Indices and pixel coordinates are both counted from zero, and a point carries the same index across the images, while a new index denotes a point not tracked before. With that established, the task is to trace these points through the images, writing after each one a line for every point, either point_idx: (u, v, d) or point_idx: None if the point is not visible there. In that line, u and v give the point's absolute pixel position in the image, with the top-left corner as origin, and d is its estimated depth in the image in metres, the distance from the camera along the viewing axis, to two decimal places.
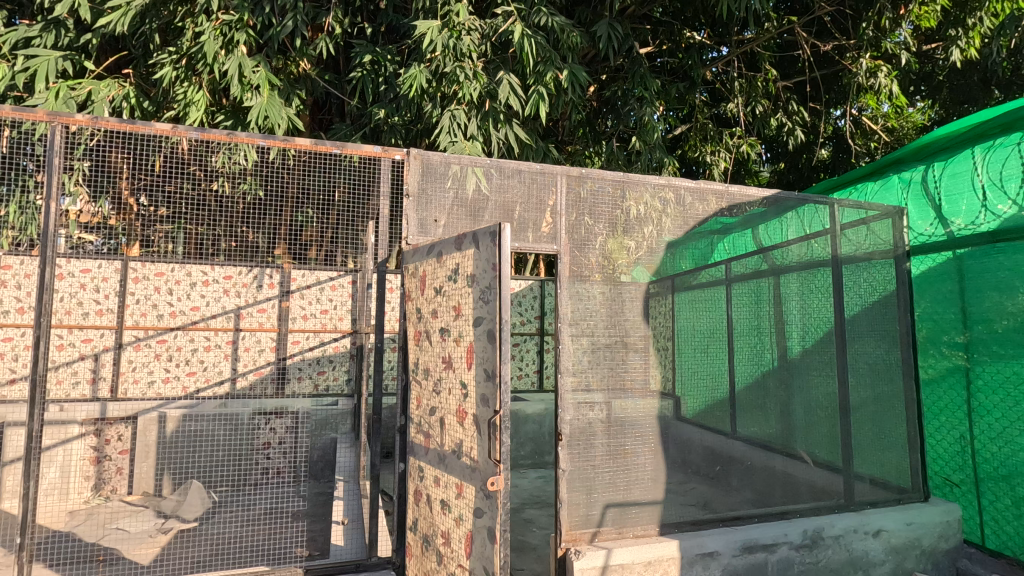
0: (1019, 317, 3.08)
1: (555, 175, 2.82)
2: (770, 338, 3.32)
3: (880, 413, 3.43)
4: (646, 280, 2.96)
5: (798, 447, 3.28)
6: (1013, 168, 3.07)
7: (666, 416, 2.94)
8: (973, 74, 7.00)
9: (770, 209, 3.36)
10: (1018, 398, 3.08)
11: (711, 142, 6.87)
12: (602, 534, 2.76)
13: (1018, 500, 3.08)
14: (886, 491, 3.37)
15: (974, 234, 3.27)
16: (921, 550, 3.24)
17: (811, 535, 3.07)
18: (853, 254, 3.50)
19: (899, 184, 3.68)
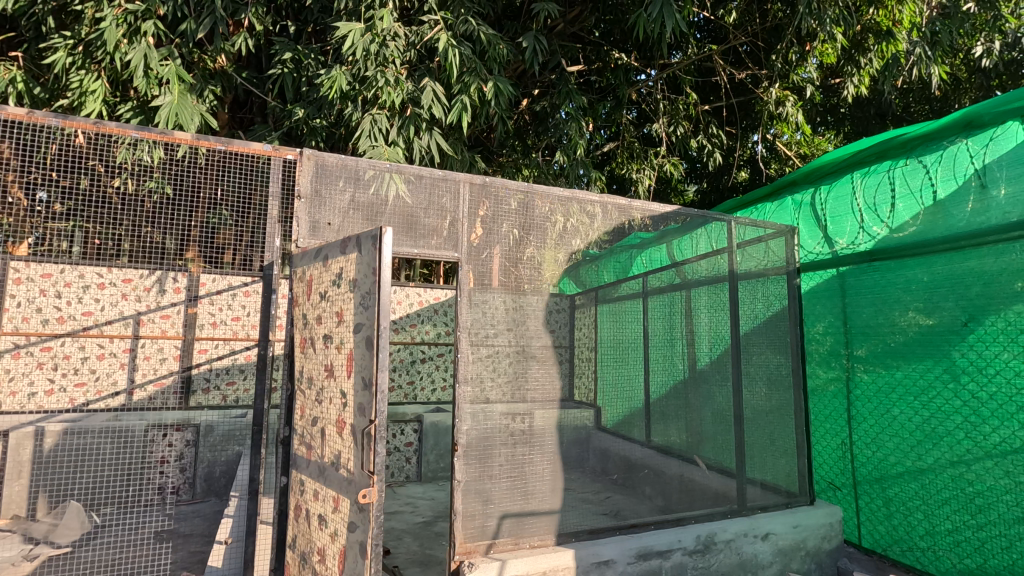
0: (890, 331, 3.33)
1: (456, 182, 2.82)
2: (679, 349, 3.46)
3: (772, 421, 3.61)
4: (573, 292, 3.09)
5: (696, 454, 3.41)
6: (885, 194, 3.34)
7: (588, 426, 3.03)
8: (870, 108, 7.67)
9: (681, 226, 3.50)
10: (888, 406, 3.32)
11: (636, 160, 7.10)
12: (498, 545, 2.73)
13: (888, 501, 3.31)
14: (776, 495, 3.53)
15: (855, 253, 3.51)
16: (806, 551, 3.40)
17: (704, 540, 3.16)
18: (750, 270, 3.68)
19: (792, 206, 3.92)
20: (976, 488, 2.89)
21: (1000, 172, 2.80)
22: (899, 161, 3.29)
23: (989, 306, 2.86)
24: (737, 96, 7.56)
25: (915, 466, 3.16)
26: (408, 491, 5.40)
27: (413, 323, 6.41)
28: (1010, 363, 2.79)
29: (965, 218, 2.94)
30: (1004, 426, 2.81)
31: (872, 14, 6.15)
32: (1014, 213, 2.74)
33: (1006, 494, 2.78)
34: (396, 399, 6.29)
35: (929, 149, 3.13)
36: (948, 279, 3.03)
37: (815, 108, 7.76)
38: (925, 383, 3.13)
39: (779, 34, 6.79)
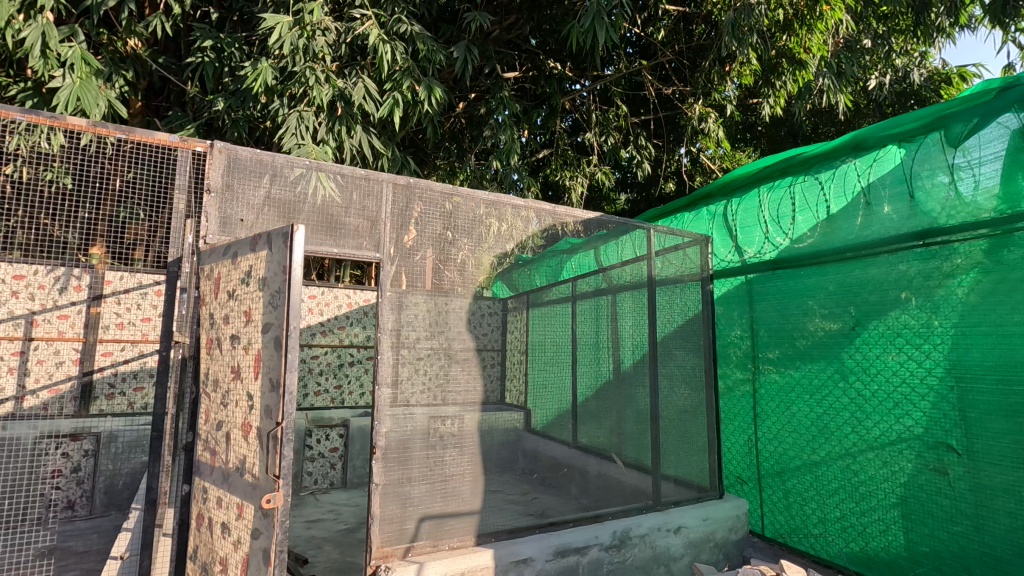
0: (790, 334, 3.58)
1: (380, 181, 2.79)
2: (604, 351, 3.60)
3: (687, 420, 3.80)
4: (505, 295, 3.18)
5: (613, 452, 3.53)
6: (787, 208, 3.60)
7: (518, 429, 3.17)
8: (783, 128, 8.26)
9: (609, 233, 3.63)
10: (789, 404, 3.58)
11: (570, 168, 7.26)
12: (416, 548, 2.71)
13: (786, 492, 3.57)
14: (688, 490, 3.71)
15: (761, 262, 3.77)
16: (715, 542, 3.58)
17: (619, 535, 3.26)
18: (669, 276, 3.86)
19: (707, 216, 4.16)
20: (860, 478, 3.16)
21: (883, 191, 3.08)
22: (798, 177, 3.55)
23: (872, 312, 3.13)
24: (664, 110, 7.88)
25: (811, 460, 3.42)
26: (332, 497, 5.26)
27: (342, 326, 6.25)
28: (890, 362, 3.04)
29: (853, 232, 3.22)
30: (882, 420, 3.07)
31: (786, 41, 6.58)
32: (893, 227, 3.02)
33: (884, 483, 3.04)
34: (322, 404, 6.08)
35: (824, 168, 3.39)
36: (839, 286, 3.30)
37: (735, 126, 8.24)
38: (819, 382, 3.40)
39: (703, 54, 7.18)
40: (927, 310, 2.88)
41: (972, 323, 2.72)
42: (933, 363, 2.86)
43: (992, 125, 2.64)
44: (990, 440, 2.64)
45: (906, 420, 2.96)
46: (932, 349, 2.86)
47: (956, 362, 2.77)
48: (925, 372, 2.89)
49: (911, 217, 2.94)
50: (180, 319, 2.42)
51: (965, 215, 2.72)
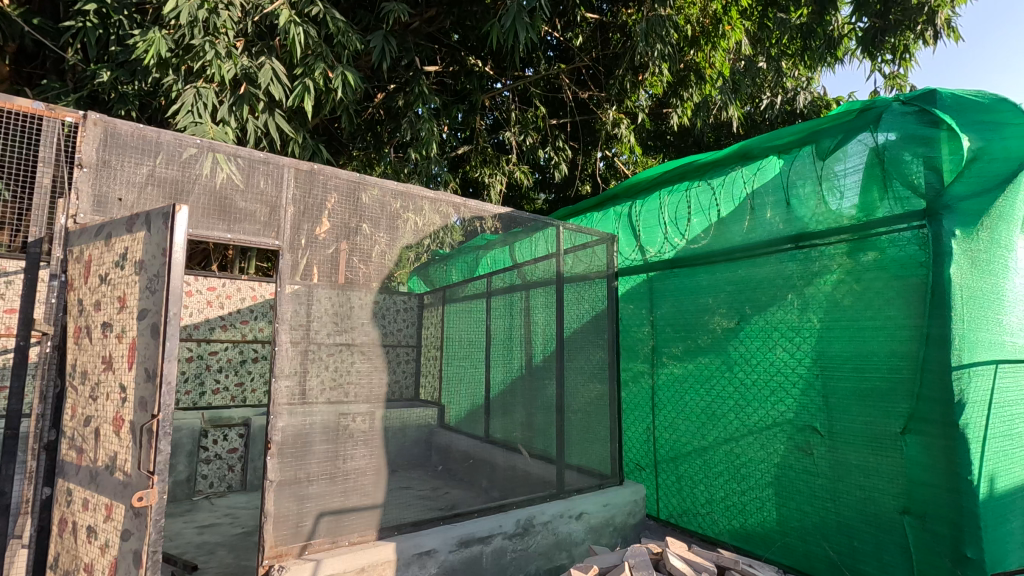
0: (685, 329, 3.83)
1: (280, 165, 2.67)
2: (517, 346, 3.68)
3: (590, 411, 3.97)
4: (421, 291, 3.25)
5: (520, 443, 3.61)
6: (684, 210, 3.86)
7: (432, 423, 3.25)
8: (689, 139, 8.78)
9: (523, 230, 3.74)
10: (682, 394, 3.83)
11: (489, 165, 7.29)
12: (313, 546, 2.64)
13: (679, 476, 3.83)
14: (591, 477, 3.86)
15: (661, 261, 4.01)
16: (614, 527, 3.73)
17: (523, 523, 3.32)
18: (576, 273, 3.99)
19: (614, 216, 4.37)
20: (741, 460, 3.44)
21: (765, 198, 3.37)
22: (694, 182, 3.82)
23: (753, 308, 3.42)
24: (581, 114, 8.11)
25: (700, 445, 3.68)
26: (228, 501, 4.96)
27: (245, 320, 5.91)
28: (768, 354, 3.33)
29: (740, 234, 3.50)
30: (761, 407, 3.36)
31: (692, 55, 6.99)
32: (773, 231, 3.32)
33: (761, 464, 3.32)
34: (220, 403, 5.70)
35: (716, 174, 3.66)
36: (727, 284, 3.57)
37: (647, 134, 8.64)
38: (709, 373, 3.66)
39: (617, 62, 7.47)
40: (799, 306, 3.18)
41: (835, 317, 3.01)
42: (802, 354, 3.16)
43: (853, 141, 2.95)
44: (848, 421, 2.94)
45: (780, 406, 3.25)
46: (803, 341, 3.16)
47: (821, 352, 3.07)
48: (796, 362, 3.19)
49: (787, 223, 3.24)
50: (47, 306, 2.18)
51: (830, 221, 3.04)
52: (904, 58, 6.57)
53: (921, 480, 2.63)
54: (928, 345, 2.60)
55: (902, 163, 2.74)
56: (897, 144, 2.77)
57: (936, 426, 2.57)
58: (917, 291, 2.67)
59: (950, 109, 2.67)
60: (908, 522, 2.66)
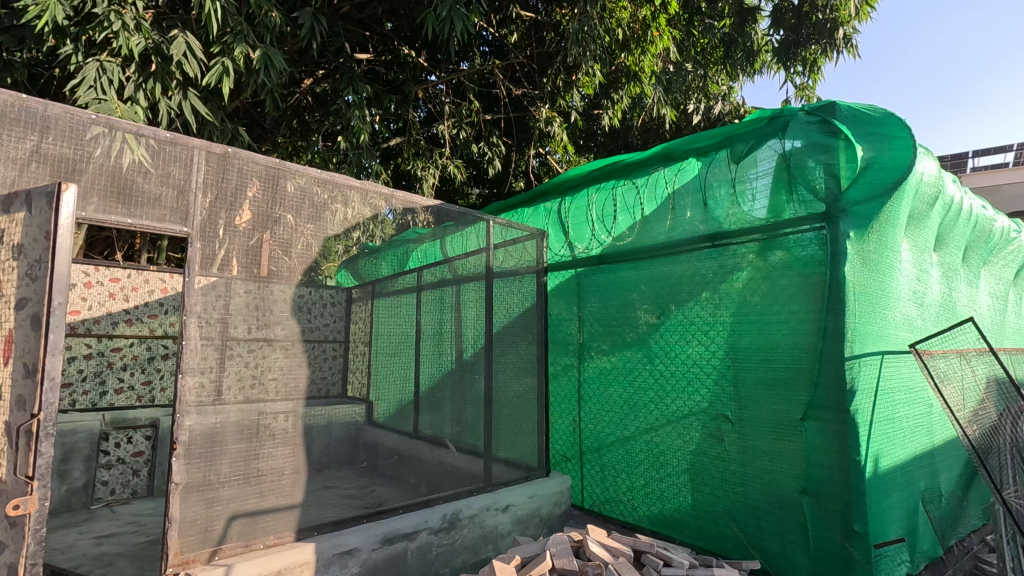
0: (610, 324, 3.96)
1: (189, 147, 2.50)
2: (447, 341, 3.66)
3: (518, 405, 4.01)
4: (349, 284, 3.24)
5: (447, 438, 3.58)
6: (610, 208, 3.99)
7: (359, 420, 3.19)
8: (618, 140, 9.04)
9: (455, 224, 3.73)
10: (606, 386, 3.96)
11: (422, 158, 7.15)
12: (224, 551, 2.51)
13: (603, 466, 3.97)
14: (518, 470, 3.90)
15: (588, 257, 4.12)
16: (540, 518, 3.78)
17: (449, 518, 3.29)
18: (504, 269, 4.00)
19: (544, 212, 4.45)
20: (660, 449, 3.59)
21: (685, 198, 3.53)
22: (620, 181, 3.95)
23: (673, 304, 3.57)
24: (514, 111, 8.14)
25: (623, 435, 3.83)
26: (132, 508, 4.61)
27: (154, 314, 5.50)
28: (685, 347, 3.50)
29: (661, 232, 3.64)
30: (678, 398, 3.52)
31: (623, 59, 7.19)
32: (691, 229, 3.48)
33: (678, 452, 3.49)
34: (125, 403, 5.28)
35: (640, 174, 3.80)
36: (649, 280, 3.71)
37: (579, 133, 8.79)
38: (631, 366, 3.80)
39: (550, 61, 7.58)
40: (713, 301, 3.35)
41: (746, 311, 3.19)
42: (716, 346, 3.33)
43: (764, 147, 3.15)
44: (755, 409, 3.12)
45: (695, 396, 3.42)
46: (717, 334, 3.33)
47: (733, 345, 3.25)
48: (709, 355, 3.37)
49: (704, 223, 3.41)
50: None
51: (742, 222, 3.23)
52: (814, 71, 7.05)
53: (817, 462, 2.83)
54: (825, 337, 2.82)
55: (806, 169, 2.95)
56: (802, 151, 2.97)
57: (831, 412, 2.79)
58: (816, 288, 2.89)
59: (847, 120, 2.86)
60: (806, 501, 2.87)
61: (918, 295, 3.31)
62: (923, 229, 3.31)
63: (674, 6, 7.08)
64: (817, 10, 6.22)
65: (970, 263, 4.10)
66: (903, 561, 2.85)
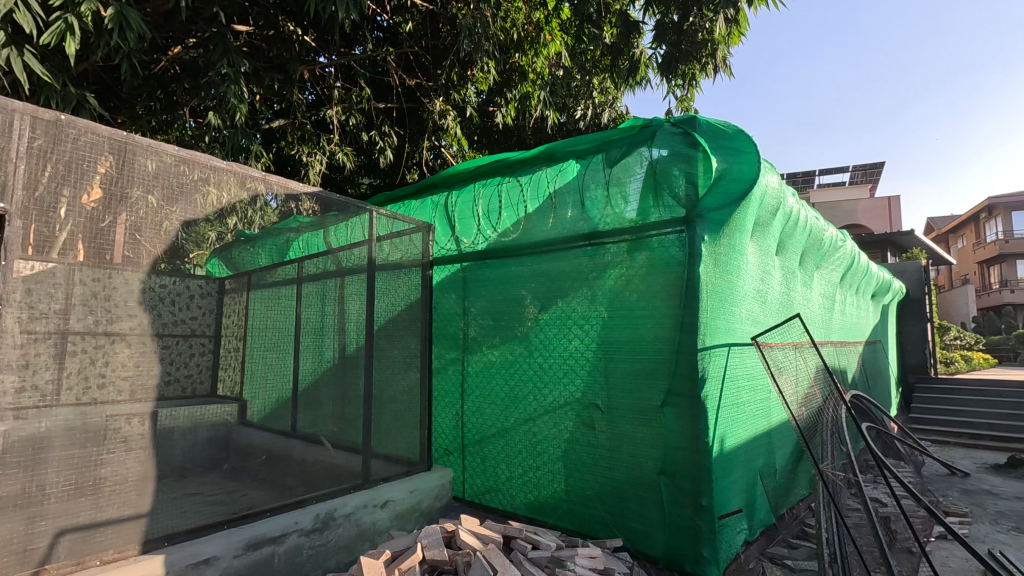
0: (494, 318, 4.05)
1: (9, 110, 2.17)
2: (329, 336, 3.53)
3: (400, 401, 3.95)
4: (223, 274, 3.03)
5: (323, 435, 3.44)
6: (495, 204, 4.06)
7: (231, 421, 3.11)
8: (511, 139, 9.19)
9: (339, 213, 3.58)
10: (489, 378, 4.05)
11: (308, 142, 6.72)
12: (49, 570, 2.22)
13: (483, 457, 4.06)
14: (398, 465, 3.85)
15: (474, 252, 4.18)
16: (420, 512, 3.77)
17: (323, 518, 3.14)
18: (387, 262, 3.90)
19: (431, 205, 4.46)
20: (537, 438, 3.73)
21: (565, 198, 3.69)
22: (504, 178, 4.03)
23: (552, 299, 3.72)
24: (407, 101, 7.99)
25: (504, 427, 3.93)
26: None
27: None
28: (562, 341, 3.67)
29: (542, 229, 3.78)
30: (554, 389, 3.68)
31: (517, 59, 7.33)
32: (569, 227, 3.65)
33: (553, 440, 3.64)
34: None
35: (524, 172, 3.91)
36: (531, 276, 3.83)
37: (473, 129, 8.80)
38: (513, 359, 3.91)
39: (445, 54, 7.49)
40: (589, 297, 3.54)
41: (617, 307, 3.41)
42: (589, 339, 3.53)
43: (635, 154, 3.37)
44: (622, 398, 3.34)
45: (570, 386, 3.60)
46: (591, 328, 3.53)
47: (605, 338, 3.45)
48: (583, 347, 3.56)
49: (582, 222, 3.59)
50: None
51: (615, 223, 3.44)
52: (691, 84, 7.68)
53: (674, 445, 3.10)
54: (682, 331, 3.09)
55: (670, 177, 3.20)
56: (668, 160, 3.21)
57: (685, 399, 3.07)
58: (676, 285, 3.16)
59: (706, 135, 3.11)
60: (664, 481, 3.13)
61: (761, 294, 3.74)
62: (766, 235, 3.74)
63: (565, 12, 7.30)
64: (697, 29, 6.63)
65: (805, 267, 4.70)
66: (741, 529, 3.21)
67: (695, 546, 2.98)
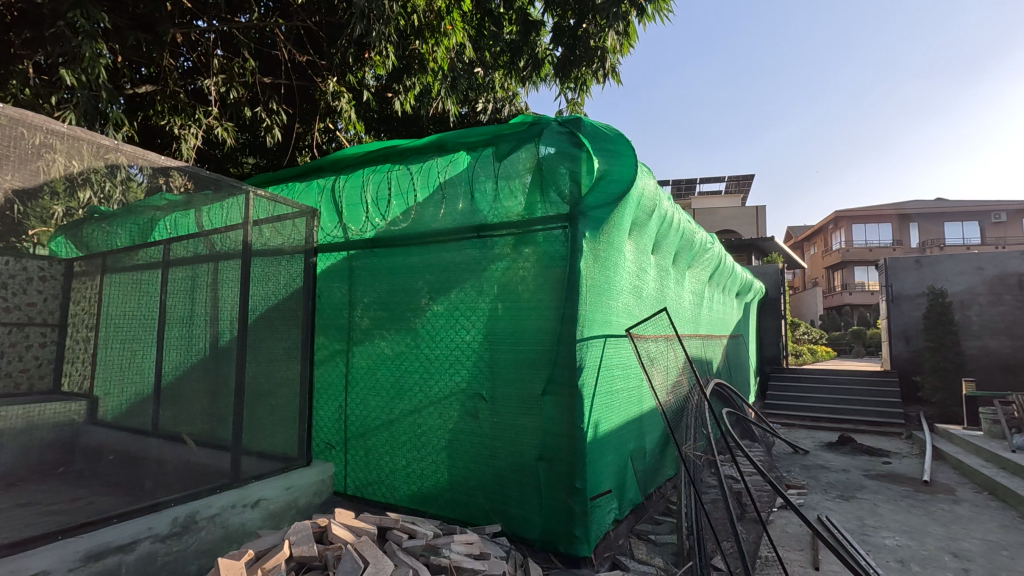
0: (381, 307, 3.97)
1: None
2: (199, 326, 3.28)
3: (276, 394, 3.73)
4: (72, 255, 3.02)
5: (185, 433, 3.17)
6: (384, 191, 3.98)
7: (77, 421, 3.25)
8: (410, 128, 9.00)
9: (214, 193, 3.28)
10: (374, 370, 3.97)
11: (181, 114, 6.12)
12: None
13: (367, 450, 3.97)
14: (273, 462, 3.63)
15: (361, 240, 4.08)
16: (296, 509, 3.59)
17: (182, 521, 2.86)
18: (263, 249, 3.62)
19: (317, 189, 4.30)
20: (422, 429, 3.71)
21: (454, 188, 3.69)
22: (394, 166, 3.96)
23: (441, 289, 3.71)
24: (297, 78, 7.53)
25: (388, 419, 3.87)
26: None
27: None
28: (449, 331, 3.67)
29: (432, 220, 3.76)
30: (441, 379, 3.67)
31: (417, 45, 7.18)
32: (458, 219, 3.65)
33: (438, 431, 3.65)
34: None
35: (414, 160, 3.86)
36: (420, 266, 3.80)
37: (369, 115, 8.50)
38: (399, 350, 3.86)
39: (338, 31, 7.05)
40: (476, 288, 3.58)
41: (504, 298, 3.47)
42: (475, 330, 3.57)
43: (523, 150, 3.43)
44: (505, 388, 3.41)
45: (456, 377, 3.61)
46: (478, 319, 3.56)
47: (491, 329, 3.51)
48: (469, 338, 3.59)
49: (471, 214, 3.61)
50: None
51: (502, 216, 3.51)
52: (582, 89, 7.95)
53: (552, 432, 3.23)
54: (563, 323, 3.24)
55: (556, 175, 3.31)
56: (554, 157, 3.31)
57: (563, 387, 3.21)
58: (558, 278, 3.29)
59: (590, 136, 3.24)
60: (542, 467, 3.26)
61: (636, 289, 4.01)
62: (643, 235, 4.01)
63: (467, 3, 7.22)
64: (591, 35, 6.90)
65: (678, 266, 5.09)
66: (611, 509, 3.43)
67: (568, 527, 3.15)
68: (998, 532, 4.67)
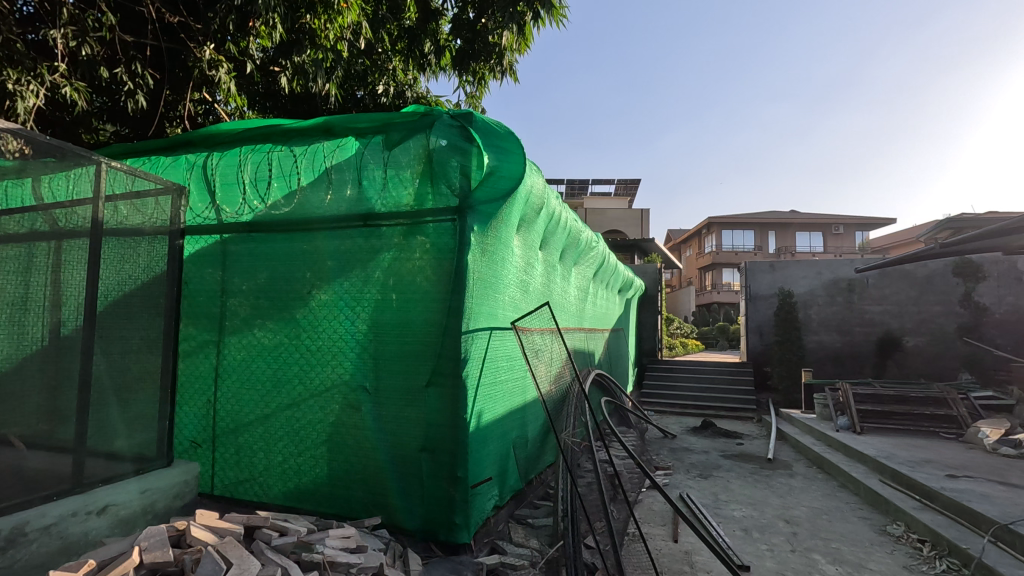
0: (258, 295, 3.74)
1: None
2: (33, 312, 2.90)
3: (131, 388, 3.38)
4: None
5: (13, 433, 2.70)
6: (265, 172, 3.74)
7: None
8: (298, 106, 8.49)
9: (58, 161, 2.88)
10: (249, 362, 3.73)
11: (18, 68, 5.16)
12: None
13: (238, 447, 3.73)
14: (126, 463, 3.29)
15: (237, 223, 3.81)
16: (154, 514, 3.30)
17: (7, 533, 2.51)
18: (118, 227, 3.23)
19: (186, 165, 3.94)
20: (300, 424, 3.56)
21: (341, 174, 3.57)
22: (275, 146, 3.73)
23: (325, 279, 3.58)
24: (167, 40, 6.78)
25: (263, 413, 3.66)
26: None
27: None
28: (332, 321, 3.55)
29: (316, 205, 3.61)
30: (322, 371, 3.55)
31: (307, 20, 6.79)
32: (345, 206, 3.54)
33: (317, 425, 3.52)
34: None
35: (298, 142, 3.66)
36: (303, 254, 3.63)
37: (251, 89, 7.92)
38: (278, 341, 3.67)
39: None
40: (362, 278, 3.49)
41: (390, 289, 3.43)
42: (360, 321, 3.48)
43: (414, 139, 3.38)
44: (390, 379, 3.38)
45: (338, 369, 3.51)
46: (364, 309, 3.48)
47: (376, 320, 3.44)
48: (354, 329, 3.50)
49: (359, 202, 3.51)
50: None
51: (391, 206, 3.46)
52: (480, 83, 8.06)
53: (435, 422, 3.26)
54: (450, 314, 3.27)
55: (448, 167, 3.33)
56: (445, 150, 3.33)
57: (448, 378, 3.25)
58: (447, 270, 3.31)
59: (481, 131, 3.22)
60: (424, 458, 3.27)
61: (522, 283, 4.15)
62: (530, 231, 4.15)
63: None
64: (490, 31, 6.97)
65: (564, 262, 5.33)
66: (491, 495, 3.53)
67: (449, 515, 3.20)
68: (821, 499, 5.46)
